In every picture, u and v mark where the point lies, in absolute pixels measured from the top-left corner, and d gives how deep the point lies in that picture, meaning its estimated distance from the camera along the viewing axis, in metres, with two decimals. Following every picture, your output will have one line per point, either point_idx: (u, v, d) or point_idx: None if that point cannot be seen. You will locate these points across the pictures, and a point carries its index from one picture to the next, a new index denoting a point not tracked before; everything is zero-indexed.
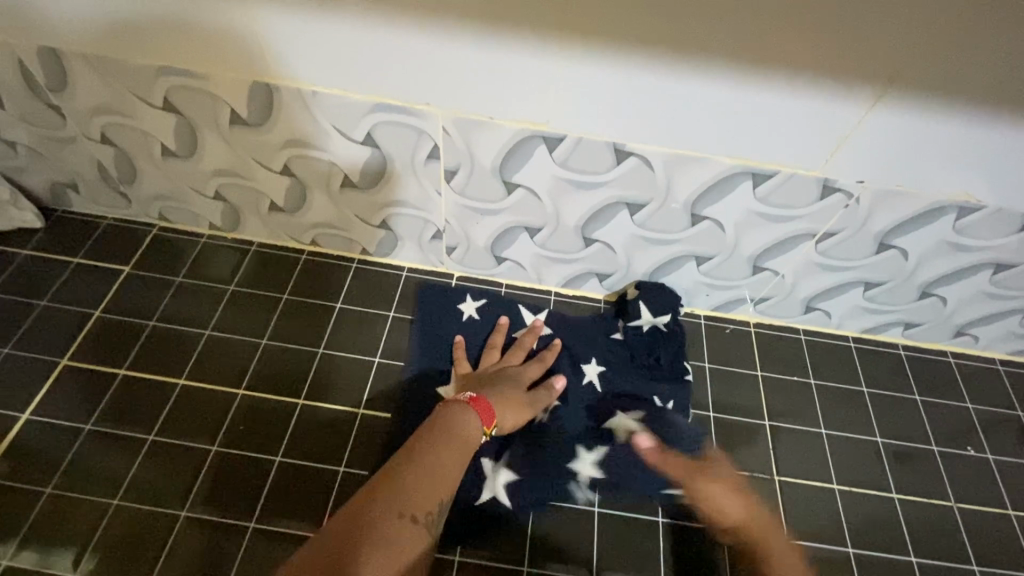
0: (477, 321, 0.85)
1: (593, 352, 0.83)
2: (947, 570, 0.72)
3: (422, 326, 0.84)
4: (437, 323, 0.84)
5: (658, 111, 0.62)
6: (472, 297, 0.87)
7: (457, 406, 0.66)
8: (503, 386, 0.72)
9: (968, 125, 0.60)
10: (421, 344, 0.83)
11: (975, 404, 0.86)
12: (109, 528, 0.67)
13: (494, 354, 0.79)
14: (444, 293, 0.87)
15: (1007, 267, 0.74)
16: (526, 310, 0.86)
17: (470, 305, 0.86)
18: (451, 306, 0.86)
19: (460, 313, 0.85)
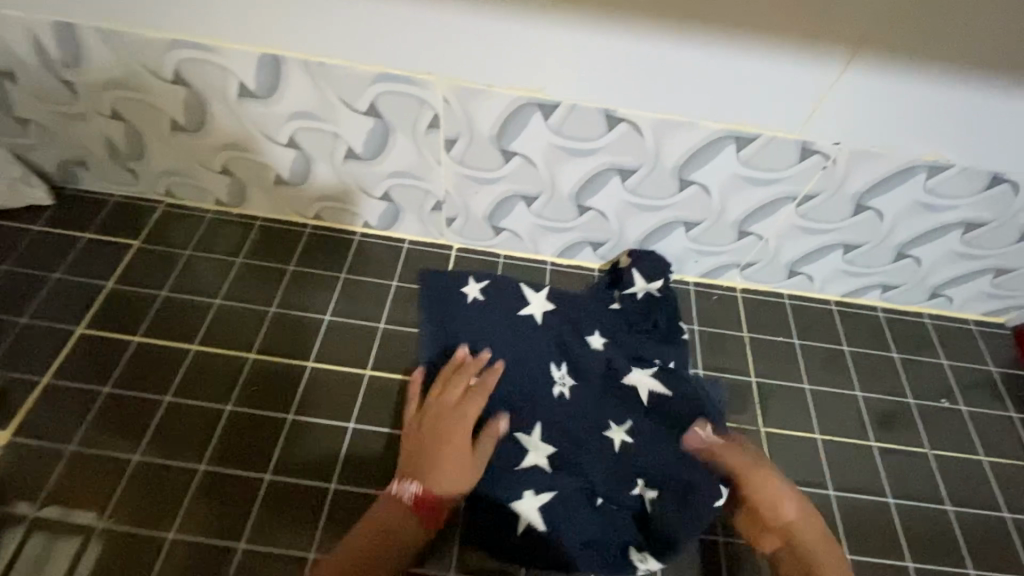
0: (482, 303, 0.84)
1: (597, 326, 0.84)
2: (922, 509, 0.77)
3: (427, 310, 0.84)
4: (441, 306, 0.84)
5: (646, 77, 0.66)
6: (475, 280, 0.87)
7: (399, 511, 0.65)
8: (449, 454, 0.69)
9: (935, 85, 0.64)
10: (428, 328, 0.83)
11: (950, 360, 0.91)
12: (131, 482, 0.70)
13: (441, 398, 0.74)
14: (444, 277, 0.87)
15: (975, 226, 0.79)
16: (527, 288, 0.87)
17: (472, 288, 0.86)
18: (454, 288, 0.86)
19: (464, 296, 0.85)
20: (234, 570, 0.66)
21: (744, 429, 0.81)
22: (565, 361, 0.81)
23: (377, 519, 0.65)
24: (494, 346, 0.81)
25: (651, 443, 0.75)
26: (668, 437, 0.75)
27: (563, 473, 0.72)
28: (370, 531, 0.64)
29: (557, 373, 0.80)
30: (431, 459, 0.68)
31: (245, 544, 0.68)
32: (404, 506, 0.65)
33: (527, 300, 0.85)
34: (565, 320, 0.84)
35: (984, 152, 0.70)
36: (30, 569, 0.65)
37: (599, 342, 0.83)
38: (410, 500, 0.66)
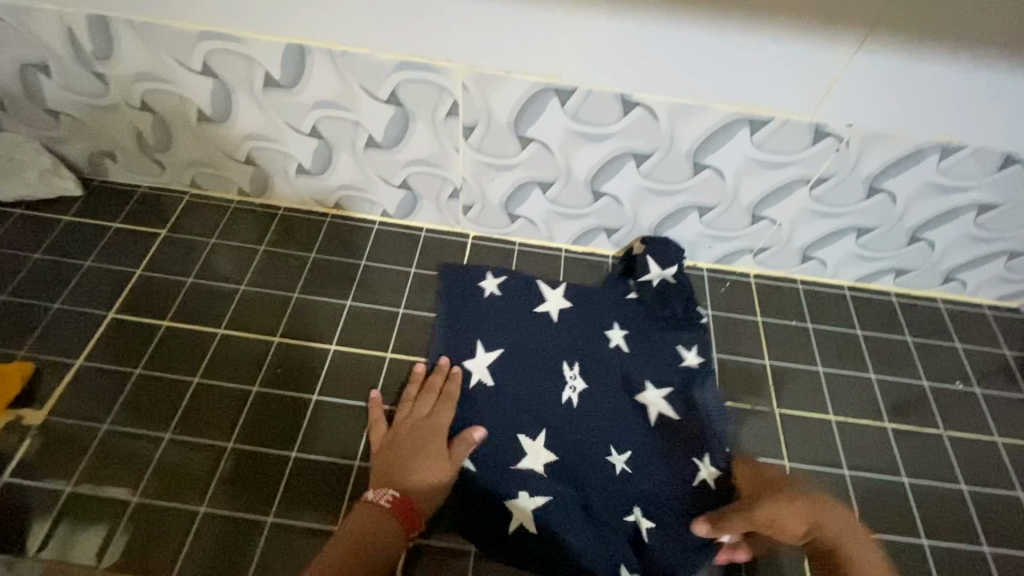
0: (499, 297, 0.87)
1: (615, 317, 0.86)
2: (937, 488, 0.78)
3: (445, 305, 0.86)
4: (460, 300, 0.87)
5: (660, 61, 0.67)
6: (491, 274, 0.89)
7: (375, 519, 0.63)
8: (421, 464, 0.69)
9: (947, 66, 0.65)
10: (447, 320, 0.85)
11: (963, 344, 0.91)
12: (163, 458, 0.73)
13: (407, 412, 0.75)
14: (463, 273, 0.89)
15: (989, 209, 0.80)
16: (543, 285, 0.89)
17: (490, 283, 0.88)
18: (472, 283, 0.88)
19: (482, 290, 0.87)
20: (263, 542, 0.68)
21: (757, 410, 0.82)
22: (579, 362, 0.82)
23: (356, 524, 0.63)
24: (510, 345, 0.83)
25: (655, 466, 0.75)
26: (680, 442, 0.77)
27: (579, 457, 0.75)
28: (350, 536, 0.62)
29: (569, 373, 0.81)
30: (404, 471, 0.69)
31: (273, 518, 0.70)
32: (381, 512, 0.64)
33: (544, 297, 0.88)
34: (581, 315, 0.86)
35: (997, 133, 0.71)
36: (68, 541, 0.67)
37: (615, 338, 0.84)
38: (388, 507, 0.64)
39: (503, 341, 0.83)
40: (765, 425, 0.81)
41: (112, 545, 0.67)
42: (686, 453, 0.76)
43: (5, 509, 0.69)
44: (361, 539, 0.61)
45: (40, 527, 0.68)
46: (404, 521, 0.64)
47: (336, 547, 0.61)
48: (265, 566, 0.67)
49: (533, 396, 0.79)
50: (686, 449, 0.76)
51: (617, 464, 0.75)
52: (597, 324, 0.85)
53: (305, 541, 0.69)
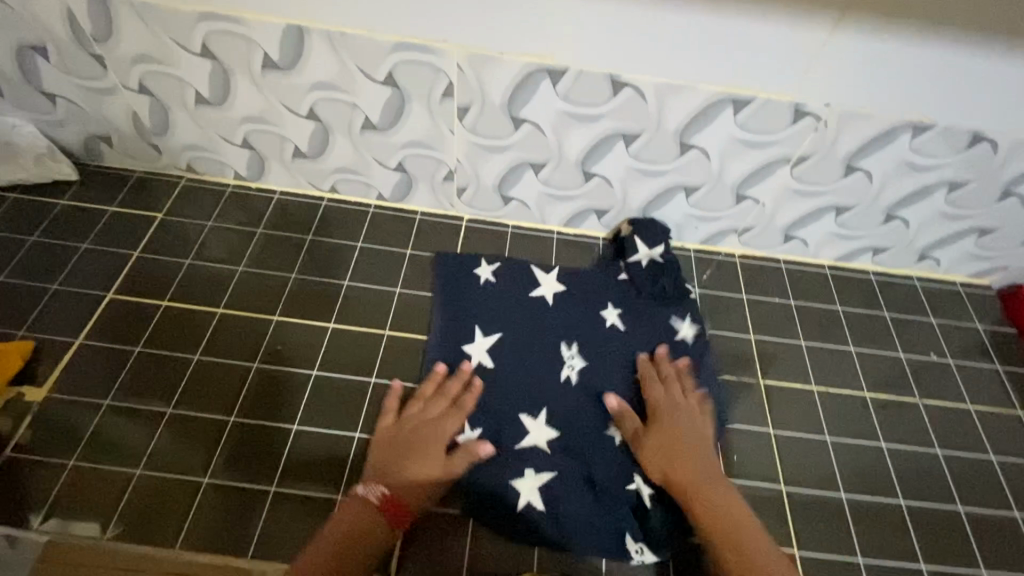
0: (494, 283, 0.89)
1: (609, 298, 0.89)
2: (913, 451, 0.82)
3: (443, 290, 0.88)
4: (455, 286, 0.89)
5: (646, 42, 0.71)
6: (487, 262, 0.91)
7: (364, 515, 0.65)
8: (418, 466, 0.70)
9: (915, 48, 0.69)
10: (445, 307, 0.87)
11: (938, 318, 0.96)
12: (165, 432, 0.74)
13: (416, 412, 0.75)
14: (459, 261, 0.91)
15: (959, 186, 0.84)
16: (538, 270, 0.91)
17: (485, 270, 0.90)
18: (468, 270, 0.90)
19: (477, 277, 0.89)
20: (267, 511, 0.70)
21: (743, 381, 0.86)
22: (576, 342, 0.85)
23: (345, 515, 0.65)
24: (506, 326, 0.85)
25: None
26: None
27: (574, 427, 0.77)
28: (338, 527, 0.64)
29: (567, 353, 0.83)
30: (401, 469, 0.69)
31: (276, 487, 0.72)
32: (371, 511, 0.65)
33: (537, 282, 0.90)
34: (574, 298, 0.88)
35: (964, 112, 0.75)
36: (71, 513, 0.68)
37: (613, 317, 0.87)
38: (377, 505, 0.65)
39: (501, 321, 0.85)
40: (751, 395, 0.84)
41: (115, 517, 0.68)
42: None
43: (7, 483, 0.69)
44: (348, 536, 0.63)
45: (43, 501, 0.69)
46: (391, 523, 0.65)
47: (324, 543, 0.62)
48: (269, 534, 0.69)
49: (527, 369, 0.81)
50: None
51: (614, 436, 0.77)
52: (589, 301, 0.88)
53: (308, 509, 0.70)
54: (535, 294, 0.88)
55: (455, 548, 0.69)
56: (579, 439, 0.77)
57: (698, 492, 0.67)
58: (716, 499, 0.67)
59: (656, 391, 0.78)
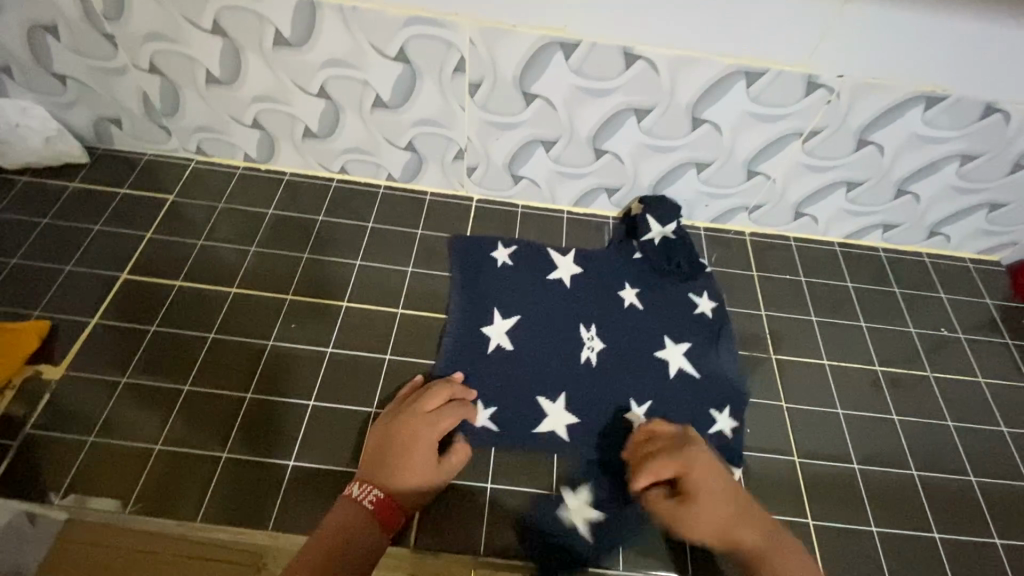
0: (510, 266, 0.89)
1: (625, 278, 0.89)
2: (924, 424, 0.82)
3: (459, 271, 0.88)
4: (472, 269, 0.89)
5: (659, 13, 0.70)
6: (502, 244, 0.91)
7: (357, 517, 0.61)
8: (416, 463, 0.67)
9: (931, 16, 0.68)
10: (461, 289, 0.87)
11: (948, 294, 0.96)
12: (183, 409, 0.75)
13: (413, 405, 0.71)
14: (475, 243, 0.91)
15: (971, 159, 0.84)
16: (554, 251, 0.91)
17: (502, 252, 0.90)
18: (485, 253, 0.90)
19: (493, 260, 0.89)
20: (285, 487, 0.70)
21: (756, 356, 0.86)
22: (595, 322, 0.85)
23: (345, 508, 0.62)
24: (520, 305, 0.85)
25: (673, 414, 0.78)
26: (693, 388, 0.80)
27: (588, 402, 0.78)
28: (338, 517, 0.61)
29: (586, 335, 0.84)
30: (396, 468, 0.66)
31: (293, 462, 0.72)
32: (363, 513, 0.62)
33: (555, 264, 0.90)
34: (593, 279, 0.89)
35: (977, 83, 0.75)
36: (91, 489, 0.69)
37: (631, 296, 0.87)
38: (370, 508, 0.62)
39: (515, 298, 0.86)
40: (763, 370, 0.85)
41: (135, 494, 0.69)
42: (704, 408, 0.79)
43: (29, 460, 0.70)
44: (338, 534, 0.59)
45: (63, 477, 0.69)
46: (382, 528, 0.62)
47: (317, 543, 0.58)
48: (288, 507, 0.69)
49: (540, 345, 0.82)
50: (702, 401, 0.79)
51: (636, 418, 0.77)
52: (602, 281, 0.89)
53: (325, 483, 0.71)
54: (546, 272, 0.89)
55: (474, 527, 0.69)
56: (592, 415, 0.77)
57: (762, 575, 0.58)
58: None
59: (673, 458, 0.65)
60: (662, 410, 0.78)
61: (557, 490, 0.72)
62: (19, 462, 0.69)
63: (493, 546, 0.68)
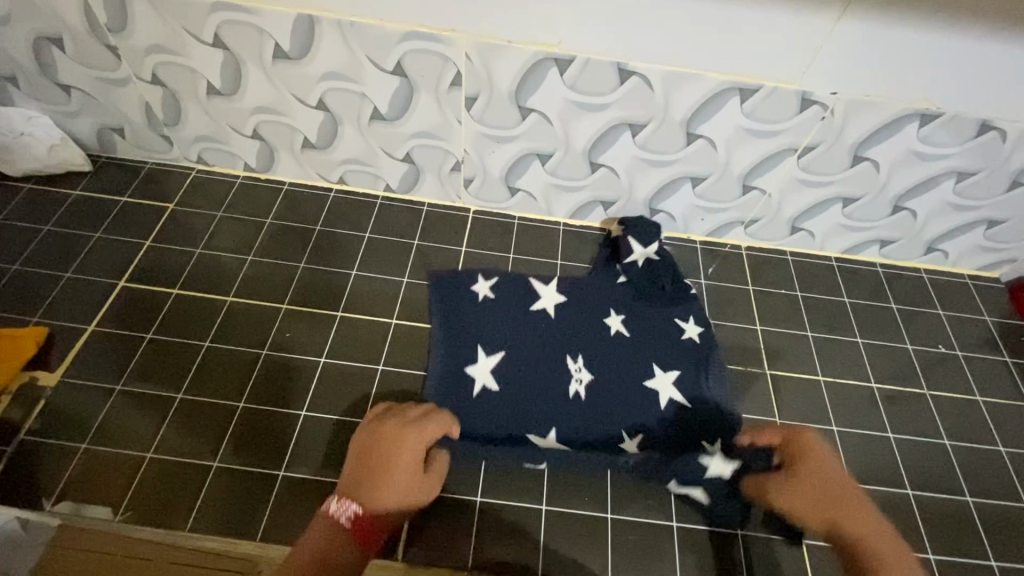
0: (492, 299, 0.87)
1: (611, 305, 0.88)
2: (920, 442, 0.82)
3: (439, 306, 0.86)
4: (453, 302, 0.87)
5: (654, 31, 0.71)
6: (483, 277, 0.89)
7: (333, 539, 0.58)
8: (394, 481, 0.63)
9: (927, 34, 0.69)
10: (442, 322, 0.85)
11: (946, 310, 0.95)
12: (176, 417, 0.75)
13: (399, 421, 0.67)
14: (455, 278, 0.89)
15: (967, 176, 0.84)
16: (538, 282, 0.90)
17: (482, 285, 0.88)
18: (464, 287, 0.88)
19: (474, 294, 0.87)
20: (276, 495, 0.71)
21: (751, 372, 0.85)
22: (587, 336, 0.85)
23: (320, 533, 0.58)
24: (512, 319, 0.85)
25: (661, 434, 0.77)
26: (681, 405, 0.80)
27: (580, 415, 0.78)
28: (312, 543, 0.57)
29: (574, 367, 0.82)
30: (375, 489, 0.62)
31: (283, 471, 0.72)
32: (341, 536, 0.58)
33: (538, 294, 0.88)
34: (577, 306, 0.88)
35: (972, 100, 0.75)
36: (83, 497, 0.69)
37: (616, 324, 0.86)
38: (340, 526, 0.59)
39: (504, 327, 0.85)
40: (758, 385, 0.84)
41: (126, 501, 0.69)
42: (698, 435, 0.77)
43: (23, 465, 0.70)
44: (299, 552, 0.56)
45: (56, 484, 0.70)
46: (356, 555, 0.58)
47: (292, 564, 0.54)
48: (277, 517, 0.69)
49: (533, 357, 0.82)
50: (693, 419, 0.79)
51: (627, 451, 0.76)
52: (589, 307, 0.87)
53: (314, 493, 0.71)
54: (530, 303, 0.87)
55: (459, 544, 0.68)
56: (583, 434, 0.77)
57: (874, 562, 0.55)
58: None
59: (814, 446, 0.66)
60: (653, 428, 0.78)
61: (546, 504, 0.72)
62: (13, 468, 0.70)
63: (482, 559, 0.68)
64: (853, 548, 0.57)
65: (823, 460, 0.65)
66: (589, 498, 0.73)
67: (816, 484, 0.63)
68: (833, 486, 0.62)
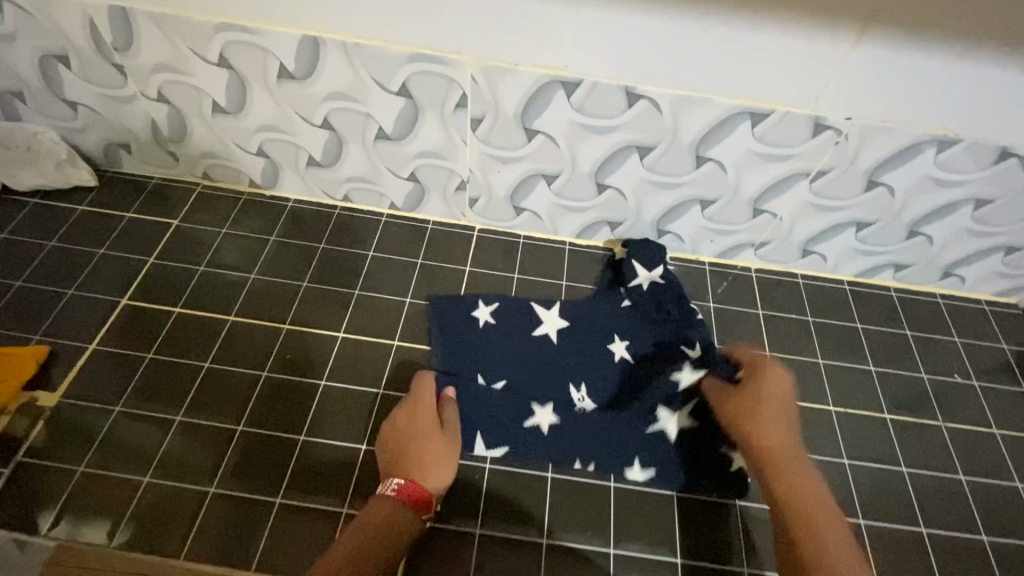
0: (493, 325, 0.85)
1: (616, 330, 0.86)
2: (935, 477, 0.79)
3: (439, 331, 0.85)
4: (453, 328, 0.85)
5: (662, 55, 0.70)
6: (484, 302, 0.88)
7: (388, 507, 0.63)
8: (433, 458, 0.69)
9: (945, 60, 0.67)
10: (443, 346, 0.83)
11: (962, 338, 0.93)
12: (173, 440, 0.74)
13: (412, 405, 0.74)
14: (456, 302, 0.88)
15: (985, 203, 0.81)
16: (539, 306, 0.88)
17: (484, 310, 0.87)
18: (466, 312, 0.86)
19: (475, 319, 0.86)
20: (272, 523, 0.69)
21: None
22: (590, 362, 0.83)
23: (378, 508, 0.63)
24: (514, 343, 0.84)
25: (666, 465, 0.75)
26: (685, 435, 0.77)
27: (583, 445, 0.76)
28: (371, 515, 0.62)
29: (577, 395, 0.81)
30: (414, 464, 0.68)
31: (281, 498, 0.71)
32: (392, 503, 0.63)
33: (540, 319, 0.87)
34: (581, 333, 0.86)
35: (991, 127, 0.73)
36: (79, 521, 0.68)
37: (621, 350, 0.84)
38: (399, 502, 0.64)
39: (506, 353, 0.83)
40: None
41: (121, 526, 0.68)
42: (705, 467, 0.75)
43: (19, 488, 0.70)
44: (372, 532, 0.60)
45: (52, 507, 0.69)
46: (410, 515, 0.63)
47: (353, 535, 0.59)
48: (273, 546, 0.68)
49: (535, 383, 0.81)
50: (697, 446, 0.77)
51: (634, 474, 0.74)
52: (594, 331, 0.86)
53: (311, 522, 0.70)
54: (533, 328, 0.86)
55: None
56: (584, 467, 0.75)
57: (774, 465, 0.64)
58: (825, 522, 0.58)
59: (770, 377, 0.73)
60: (659, 463, 0.75)
61: (547, 537, 0.70)
62: (10, 489, 0.69)
63: None
64: (765, 453, 0.66)
65: (779, 389, 0.71)
66: (591, 532, 0.71)
67: (765, 406, 0.70)
68: (774, 409, 0.69)
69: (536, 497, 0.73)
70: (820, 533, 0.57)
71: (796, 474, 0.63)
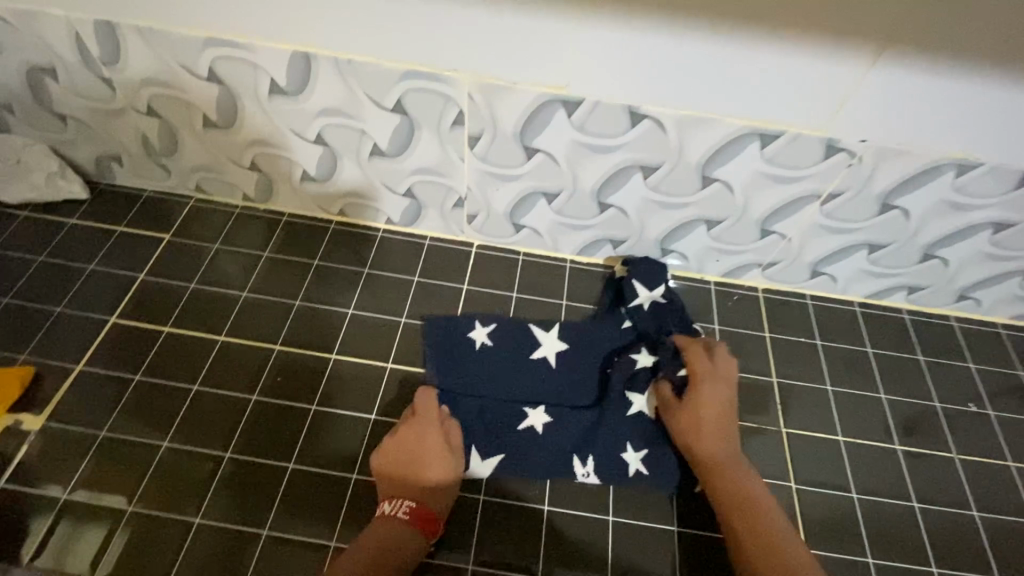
0: (490, 347, 0.83)
1: (617, 354, 0.83)
2: (947, 514, 0.76)
3: (433, 354, 0.82)
4: (448, 350, 0.82)
5: (666, 75, 0.67)
6: (481, 323, 0.85)
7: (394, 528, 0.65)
8: (441, 465, 0.70)
9: (964, 82, 0.63)
10: (438, 368, 0.81)
11: (977, 364, 0.89)
12: (160, 467, 0.72)
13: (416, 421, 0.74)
14: (452, 323, 0.85)
15: (1005, 226, 0.78)
16: (537, 328, 0.85)
17: (480, 332, 0.84)
18: (461, 334, 0.84)
19: (472, 341, 0.83)
20: (258, 555, 0.67)
21: (765, 430, 0.80)
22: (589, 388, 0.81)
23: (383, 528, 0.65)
24: (511, 367, 0.82)
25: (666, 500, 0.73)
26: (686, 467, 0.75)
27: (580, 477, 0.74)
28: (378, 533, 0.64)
29: (575, 420, 0.78)
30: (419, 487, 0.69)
31: (268, 530, 0.69)
32: (399, 526, 0.65)
33: (538, 341, 0.84)
34: (580, 357, 0.83)
35: (1012, 150, 0.69)
36: (61, 551, 0.67)
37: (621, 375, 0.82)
38: (408, 521, 0.65)
39: (502, 378, 0.81)
40: (773, 445, 0.79)
41: (104, 557, 0.66)
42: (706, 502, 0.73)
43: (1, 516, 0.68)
44: (384, 553, 0.62)
45: (34, 536, 0.67)
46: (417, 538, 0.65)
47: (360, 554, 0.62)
48: None
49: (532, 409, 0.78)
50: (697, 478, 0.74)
51: (631, 463, 0.75)
52: (594, 355, 0.83)
53: (298, 555, 0.68)
54: (530, 351, 0.83)
55: None
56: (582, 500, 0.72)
57: (711, 469, 0.70)
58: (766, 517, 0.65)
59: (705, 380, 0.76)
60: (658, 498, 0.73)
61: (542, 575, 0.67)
62: None
63: None
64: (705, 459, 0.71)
65: (715, 391, 0.75)
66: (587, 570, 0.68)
67: (700, 412, 0.73)
68: (709, 413, 0.73)
69: (531, 532, 0.70)
70: (764, 531, 0.63)
71: (732, 473, 0.69)
